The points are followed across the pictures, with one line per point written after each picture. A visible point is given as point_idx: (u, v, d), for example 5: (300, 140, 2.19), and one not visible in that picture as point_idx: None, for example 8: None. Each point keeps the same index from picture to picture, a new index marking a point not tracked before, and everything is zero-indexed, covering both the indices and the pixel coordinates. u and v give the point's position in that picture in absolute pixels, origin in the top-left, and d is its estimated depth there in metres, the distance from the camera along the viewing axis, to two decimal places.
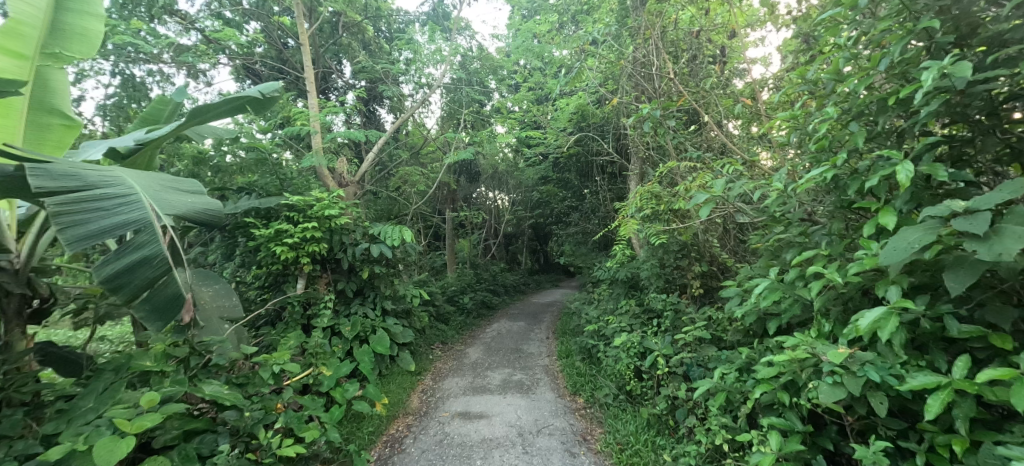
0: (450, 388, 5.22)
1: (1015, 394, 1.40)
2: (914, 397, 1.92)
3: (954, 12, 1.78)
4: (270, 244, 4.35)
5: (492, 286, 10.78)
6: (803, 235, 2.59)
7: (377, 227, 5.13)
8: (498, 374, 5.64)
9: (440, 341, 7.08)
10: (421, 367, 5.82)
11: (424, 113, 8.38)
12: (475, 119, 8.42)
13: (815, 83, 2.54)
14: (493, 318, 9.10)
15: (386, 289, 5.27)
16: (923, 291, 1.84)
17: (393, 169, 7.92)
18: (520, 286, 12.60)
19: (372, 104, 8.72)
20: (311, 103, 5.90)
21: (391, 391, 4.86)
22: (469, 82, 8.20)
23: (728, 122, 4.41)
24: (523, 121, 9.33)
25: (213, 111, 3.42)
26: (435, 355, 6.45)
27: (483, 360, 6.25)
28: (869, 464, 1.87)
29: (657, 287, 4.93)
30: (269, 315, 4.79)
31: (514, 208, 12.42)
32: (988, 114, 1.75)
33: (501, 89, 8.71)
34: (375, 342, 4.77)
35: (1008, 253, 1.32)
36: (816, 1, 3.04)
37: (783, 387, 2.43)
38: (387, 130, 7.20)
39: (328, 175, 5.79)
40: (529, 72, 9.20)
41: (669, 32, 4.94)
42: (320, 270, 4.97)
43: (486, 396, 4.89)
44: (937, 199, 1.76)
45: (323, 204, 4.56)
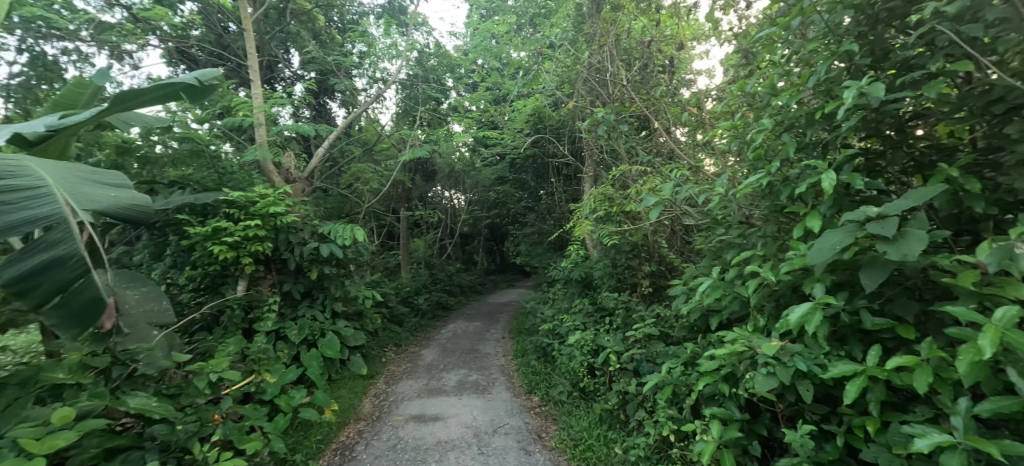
0: (404, 391, 5.16)
1: (915, 379, 1.57)
2: (835, 385, 2.12)
3: (869, 38, 1.99)
4: (207, 242, 4.12)
5: (448, 286, 10.72)
6: (742, 237, 2.79)
7: (328, 226, 4.99)
8: (453, 375, 5.64)
9: (394, 343, 6.97)
10: (374, 370, 5.71)
11: (379, 109, 8.22)
12: (431, 117, 8.35)
13: (753, 96, 2.75)
14: (449, 319, 9.05)
15: (337, 290, 5.14)
16: (843, 288, 2.04)
17: (345, 166, 7.72)
18: (476, 286, 12.61)
19: (321, 97, 8.43)
20: (256, 94, 5.63)
21: (342, 396, 4.75)
22: (425, 79, 8.12)
23: (676, 129, 4.63)
24: (480, 121, 9.35)
25: (140, 97, 3.20)
26: (389, 357, 6.35)
27: (438, 362, 6.21)
28: (797, 447, 2.04)
29: (609, 286, 5.11)
30: (205, 319, 4.51)
31: (471, 208, 12.25)
32: (897, 130, 1.98)
33: (458, 88, 8.69)
34: (325, 346, 4.70)
35: (912, 255, 1.49)
36: (755, 20, 3.27)
37: (724, 379, 2.60)
38: (339, 125, 6.98)
39: (273, 170, 5.55)
40: (487, 72, 9.23)
41: (623, 40, 5.17)
42: (264, 271, 4.78)
43: (441, 398, 4.87)
44: (855, 206, 1.97)
45: (268, 202, 4.39)
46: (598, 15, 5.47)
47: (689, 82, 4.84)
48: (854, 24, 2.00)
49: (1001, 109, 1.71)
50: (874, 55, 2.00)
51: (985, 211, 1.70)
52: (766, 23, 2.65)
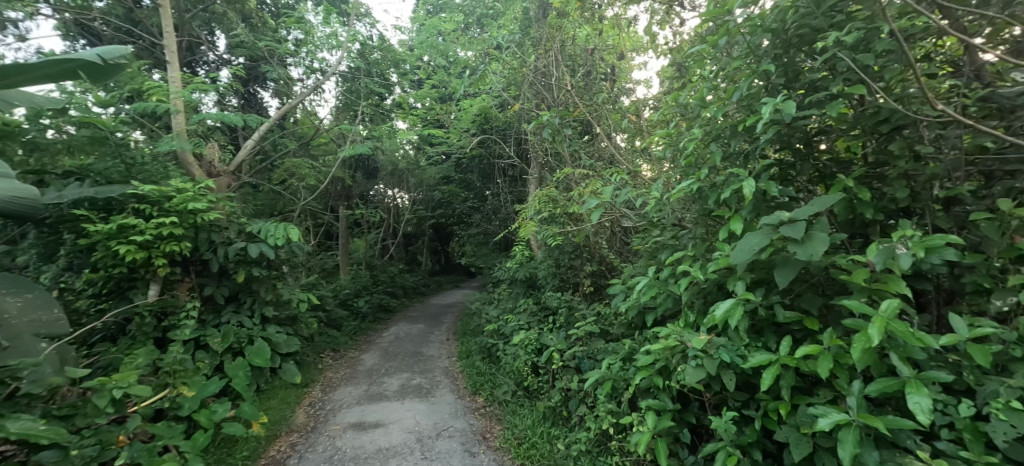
0: (343, 398, 5.00)
1: (818, 365, 1.77)
2: (754, 373, 2.33)
3: (784, 60, 2.20)
4: (110, 242, 3.75)
5: (390, 288, 10.46)
6: (674, 238, 3.00)
7: (257, 225, 4.74)
8: (395, 379, 5.54)
9: (332, 348, 6.72)
10: (310, 377, 5.48)
11: (317, 102, 7.88)
12: (374, 113, 8.15)
13: (685, 107, 2.95)
14: (391, 321, 8.85)
15: (267, 293, 4.91)
16: (761, 285, 2.24)
17: (278, 160, 7.35)
18: (420, 288, 12.40)
19: (250, 85, 7.96)
20: (174, 77, 5.22)
21: (272, 407, 4.51)
22: (368, 73, 7.89)
23: (616, 135, 4.85)
24: (425, 119, 9.26)
25: (29, 72, 2.93)
26: (326, 364, 6.12)
27: (379, 366, 6.07)
28: (721, 432, 2.22)
29: (553, 286, 5.28)
30: (109, 328, 4.15)
31: (415, 207, 12.09)
32: (805, 144, 2.21)
33: (403, 84, 8.53)
34: (252, 354, 4.43)
35: (815, 255, 1.68)
36: (688, 36, 3.52)
37: (658, 372, 2.76)
38: (272, 116, 6.62)
39: (192, 162, 5.17)
40: (432, 69, 9.16)
41: (568, 46, 5.35)
42: (181, 274, 4.47)
43: (382, 404, 4.77)
44: (771, 210, 2.18)
45: (186, 198, 4.10)
46: (545, 20, 5.63)
47: (630, 90, 4.98)
48: (771, 47, 2.21)
49: (887, 128, 1.98)
50: (787, 76, 2.21)
51: (874, 216, 1.95)
52: (697, 40, 2.86)
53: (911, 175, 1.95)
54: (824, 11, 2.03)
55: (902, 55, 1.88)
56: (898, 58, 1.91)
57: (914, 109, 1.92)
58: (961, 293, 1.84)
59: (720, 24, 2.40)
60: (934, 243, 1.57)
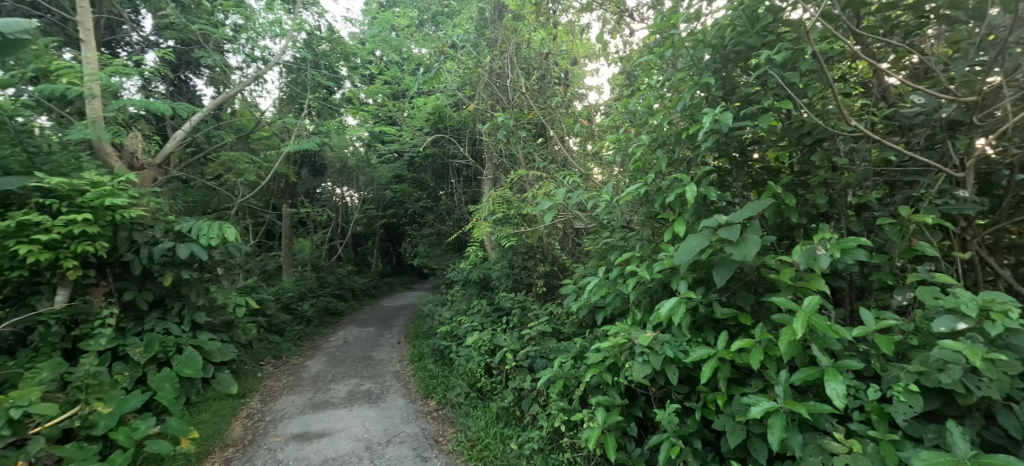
0: (285, 408, 4.80)
1: (751, 357, 1.92)
2: (695, 367, 2.47)
3: (722, 75, 2.36)
4: (7, 241, 3.39)
5: (338, 290, 10.12)
6: (623, 240, 3.13)
7: (187, 223, 4.46)
8: (342, 386, 5.38)
9: (273, 356, 6.41)
10: (248, 387, 5.20)
11: (257, 93, 7.53)
12: (321, 107, 7.87)
13: (633, 114, 3.10)
14: (339, 325, 8.57)
15: (199, 298, 4.65)
16: (701, 284, 2.39)
17: (213, 154, 6.92)
18: (369, 290, 12.08)
19: (180, 71, 7.36)
20: (88, 58, 4.79)
21: (205, 420, 4.24)
22: (315, 65, 7.63)
23: (569, 139, 4.98)
24: (377, 116, 9.08)
25: None
26: (266, 372, 5.83)
27: (325, 373, 5.87)
28: (665, 424, 2.34)
29: (506, 286, 5.34)
30: (5, 340, 3.66)
31: (365, 206, 11.81)
32: (740, 153, 2.39)
33: (353, 78, 8.30)
34: (182, 364, 4.17)
35: (749, 256, 1.82)
36: (637, 46, 3.69)
37: (608, 369, 2.86)
38: (205, 105, 6.22)
39: (111, 153, 4.76)
40: (385, 65, 8.99)
41: (523, 49, 5.43)
42: (95, 278, 4.14)
43: (328, 412, 4.62)
44: (710, 214, 2.32)
45: (103, 193, 3.77)
46: (500, 22, 5.69)
47: (582, 95, 5.16)
48: (712, 61, 2.36)
49: (810, 140, 2.17)
50: (725, 89, 2.37)
51: (799, 220, 2.14)
52: (645, 50, 3.01)
53: (829, 183, 2.15)
54: (758, 31, 2.20)
55: (823, 75, 2.07)
56: (818, 77, 2.10)
57: (832, 124, 2.12)
58: (870, 289, 2.06)
59: (666, 36, 2.53)
60: (847, 245, 1.75)
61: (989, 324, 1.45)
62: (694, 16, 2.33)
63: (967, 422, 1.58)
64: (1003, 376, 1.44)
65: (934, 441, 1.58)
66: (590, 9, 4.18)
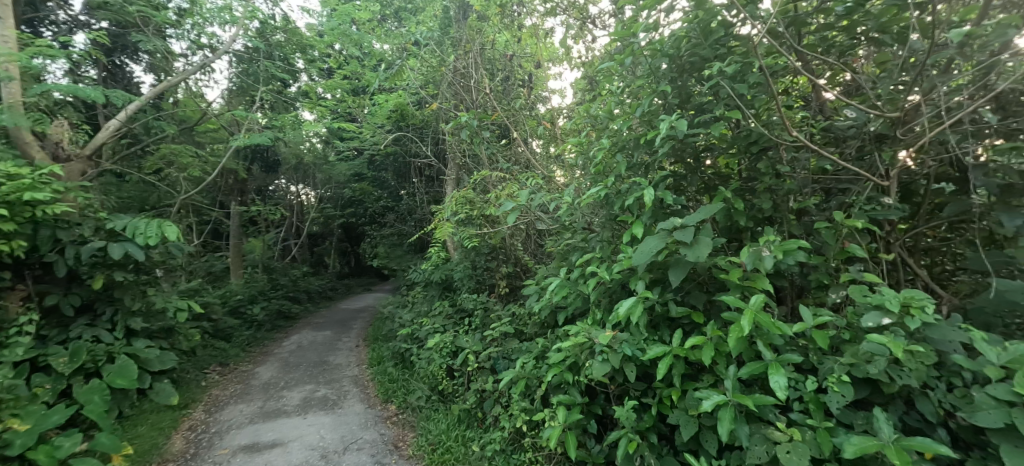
0: (232, 418, 4.58)
1: (703, 354, 2.02)
2: (652, 364, 2.57)
3: (679, 84, 2.46)
4: None
5: (292, 292, 9.76)
6: (584, 241, 3.21)
7: (121, 220, 4.16)
8: (296, 393, 5.20)
9: (219, 363, 6.10)
10: (190, 397, 4.92)
11: (204, 82, 7.18)
12: (275, 101, 7.72)
13: (595, 119, 3.19)
14: (293, 329, 8.27)
15: (134, 301, 4.38)
16: (658, 284, 2.49)
17: (152, 147, 6.49)
18: (326, 292, 11.73)
19: (114, 55, 6.77)
20: (5, 36, 4.36)
21: (141, 435, 3.97)
22: (269, 56, 7.35)
23: (532, 141, 5.05)
24: (335, 111, 8.85)
25: None
26: (211, 380, 5.54)
27: (277, 380, 5.65)
28: (623, 421, 2.41)
29: (469, 287, 5.34)
30: None
31: (323, 205, 11.48)
32: (694, 159, 2.51)
33: (311, 71, 8.05)
34: (115, 375, 3.89)
35: (702, 257, 1.91)
36: (599, 53, 3.80)
37: (569, 368, 2.92)
38: (144, 94, 5.85)
39: (31, 142, 4.38)
40: (344, 59, 8.77)
41: (487, 49, 5.45)
42: (11, 282, 3.84)
43: (279, 421, 4.46)
44: (665, 217, 2.42)
45: (20, 187, 3.48)
46: (465, 21, 5.68)
47: (546, 98, 5.22)
48: (668, 70, 2.46)
49: (757, 148, 2.31)
50: (681, 97, 2.47)
51: (746, 224, 2.27)
52: (607, 57, 3.11)
53: (774, 189, 2.30)
54: (710, 43, 2.32)
55: (768, 87, 2.22)
56: (765, 90, 2.24)
57: (776, 134, 2.27)
58: (809, 288, 2.21)
59: (626, 44, 2.63)
60: (789, 247, 1.88)
61: (909, 319, 1.60)
62: (652, 26, 2.44)
63: (891, 409, 1.73)
64: (920, 366, 1.59)
65: (863, 426, 1.72)
66: (554, 13, 4.30)
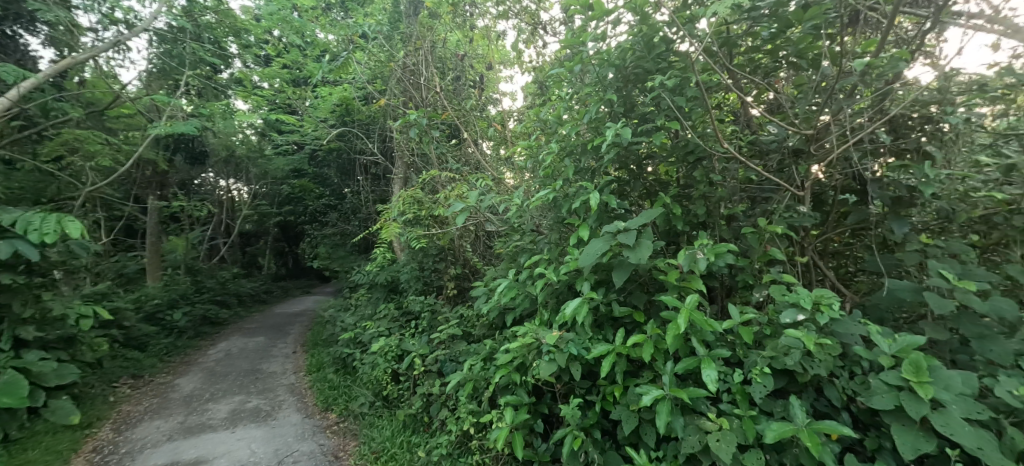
0: (146, 436, 4.22)
1: (644, 351, 2.13)
2: (596, 362, 2.67)
3: (624, 94, 2.59)
4: None
5: (221, 295, 9.15)
6: (533, 243, 3.29)
7: (12, 214, 3.73)
8: (223, 405, 4.89)
9: (132, 374, 5.60)
10: (95, 414, 4.48)
11: (117, 61, 6.59)
12: (203, 86, 7.30)
13: (545, 123, 3.28)
14: (221, 336, 7.75)
15: (26, 309, 3.97)
16: (602, 285, 2.59)
17: (52, 131, 5.80)
18: (259, 295, 11.09)
19: (5, 24, 5.85)
20: None
21: (33, 460, 3.58)
22: (197, 37, 6.92)
23: (483, 142, 5.09)
24: (272, 101, 8.50)
25: None
26: (121, 395, 5.07)
27: (201, 392, 5.28)
28: (569, 418, 2.49)
29: (416, 289, 5.29)
30: None
31: (257, 202, 10.86)
32: (636, 166, 2.65)
33: (245, 57, 7.63)
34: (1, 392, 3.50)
35: (643, 259, 2.02)
36: (548, 59, 3.92)
37: (517, 369, 2.97)
38: (42, 71, 5.21)
39: None
40: (284, 47, 8.37)
41: (438, 48, 5.43)
42: None
43: (202, 437, 4.17)
44: (610, 220, 2.54)
45: None
46: (416, 17, 5.59)
47: (496, 100, 5.32)
48: (615, 80, 2.58)
49: (693, 158, 2.48)
50: (626, 106, 2.61)
51: (683, 228, 2.43)
52: (557, 63, 3.21)
53: (708, 197, 2.48)
54: (653, 57, 2.45)
55: (703, 101, 2.39)
56: (700, 103, 2.41)
57: (710, 145, 2.45)
58: (737, 288, 2.41)
59: (576, 52, 2.73)
60: (720, 250, 2.04)
61: (819, 315, 1.79)
62: (601, 36, 2.55)
63: (804, 395, 1.92)
64: (828, 357, 1.79)
65: (781, 413, 1.90)
66: (506, 16, 4.36)
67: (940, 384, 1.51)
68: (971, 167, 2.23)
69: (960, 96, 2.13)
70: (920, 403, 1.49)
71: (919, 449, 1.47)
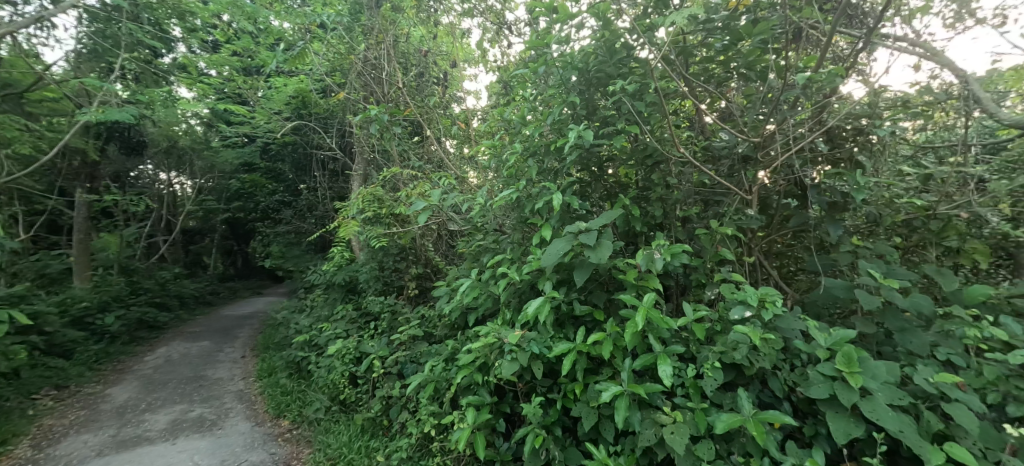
0: (72, 452, 3.93)
1: (603, 349, 2.19)
2: (557, 361, 2.73)
3: (586, 97, 2.66)
4: None
5: (160, 298, 8.62)
6: (496, 243, 3.32)
7: None
8: (163, 415, 4.63)
9: (56, 385, 5.19)
10: (11, 431, 4.13)
11: (40, 40, 6.12)
12: (142, 71, 6.92)
13: (508, 123, 3.31)
14: (161, 341, 7.31)
15: None
16: (564, 284, 2.65)
17: None
18: (204, 296, 10.53)
19: None
20: None
21: None
22: (135, 18, 6.56)
23: (446, 140, 5.08)
24: (220, 90, 8.10)
25: None
26: (43, 408, 4.69)
27: (137, 402, 4.97)
28: (530, 417, 2.52)
29: (376, 289, 5.21)
30: None
31: (202, 196, 10.30)
32: (598, 168, 2.73)
33: (189, 41, 7.26)
34: None
35: (603, 259, 2.08)
36: (513, 59, 3.96)
37: (479, 369, 2.98)
38: None
39: None
40: (235, 33, 7.97)
41: (401, 42, 5.35)
42: None
43: (138, 451, 3.93)
44: (572, 221, 2.60)
45: None
46: (378, 10, 5.45)
47: (460, 99, 5.32)
48: (578, 82, 2.64)
49: (651, 161, 2.58)
50: (588, 110, 2.67)
51: (641, 228, 2.52)
52: (522, 64, 3.25)
53: (665, 199, 2.58)
54: (614, 62, 2.53)
55: (661, 107, 2.48)
56: (658, 110, 2.51)
57: (667, 149, 2.55)
58: (690, 287, 2.53)
59: (541, 54, 2.77)
60: (676, 250, 2.13)
61: (764, 312, 1.91)
62: (564, 39, 2.60)
63: (751, 388, 2.04)
64: (772, 351, 1.91)
65: (730, 405, 2.01)
66: (471, 15, 4.37)
67: (868, 373, 1.65)
68: (895, 176, 2.50)
69: (887, 111, 2.35)
70: (851, 391, 1.62)
71: (850, 433, 1.60)
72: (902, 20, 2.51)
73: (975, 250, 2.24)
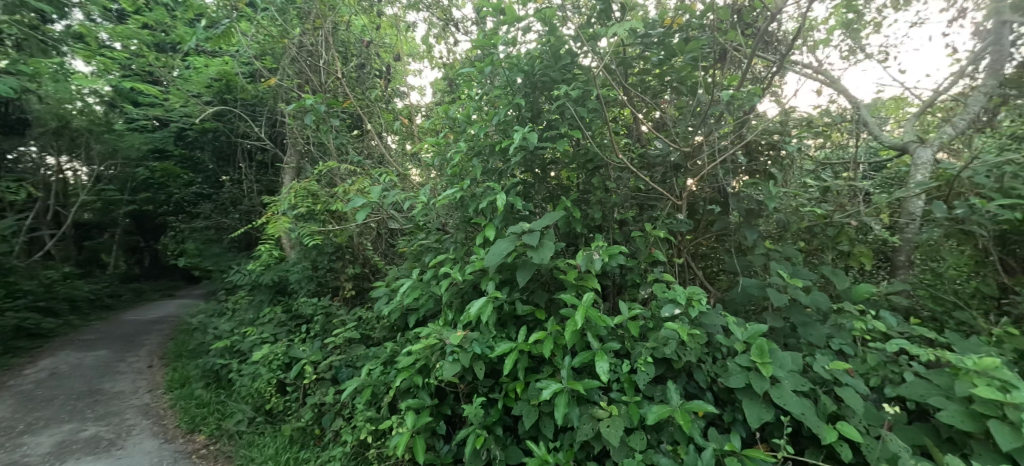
0: None
1: (544, 347, 2.26)
2: (499, 360, 2.77)
3: (531, 100, 2.72)
4: None
5: (46, 302, 7.66)
6: (438, 243, 3.31)
7: None
8: (46, 437, 4.14)
9: None
10: None
11: None
12: (27, 38, 6.16)
13: (453, 122, 3.32)
14: (45, 351, 6.52)
15: None
16: (506, 284, 2.70)
17: None
18: (102, 299, 9.49)
19: None
20: None
21: None
22: None
23: (387, 135, 5.01)
24: (126, 63, 7.59)
25: None
26: None
27: (12, 423, 4.42)
28: (471, 417, 2.53)
29: (308, 290, 5.02)
30: None
31: (100, 185, 9.22)
32: (540, 171, 2.80)
33: (90, 9, 6.68)
34: None
35: (545, 258, 2.15)
36: (458, 57, 3.97)
37: (419, 371, 2.95)
38: None
39: None
40: (148, 4, 7.25)
41: (341, 31, 5.12)
42: None
43: None
44: (516, 222, 2.66)
45: None
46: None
47: (403, 93, 5.25)
48: (523, 85, 2.69)
49: (592, 165, 2.70)
50: (533, 112, 2.74)
51: (581, 230, 2.64)
52: (467, 63, 3.26)
53: (603, 202, 2.72)
54: (559, 67, 2.63)
55: (602, 114, 2.60)
56: (599, 116, 2.62)
57: (607, 155, 2.68)
58: (625, 286, 2.67)
59: (487, 54, 2.79)
60: (613, 251, 2.25)
61: (691, 309, 2.08)
62: (510, 41, 2.66)
63: (678, 380, 2.20)
64: (697, 345, 2.08)
65: (660, 397, 2.16)
66: (417, 9, 4.33)
67: (777, 363, 1.84)
68: (801, 187, 2.80)
69: (794, 130, 2.63)
70: (763, 379, 1.81)
71: (762, 418, 1.79)
72: (808, 48, 2.82)
73: (862, 253, 2.57)
